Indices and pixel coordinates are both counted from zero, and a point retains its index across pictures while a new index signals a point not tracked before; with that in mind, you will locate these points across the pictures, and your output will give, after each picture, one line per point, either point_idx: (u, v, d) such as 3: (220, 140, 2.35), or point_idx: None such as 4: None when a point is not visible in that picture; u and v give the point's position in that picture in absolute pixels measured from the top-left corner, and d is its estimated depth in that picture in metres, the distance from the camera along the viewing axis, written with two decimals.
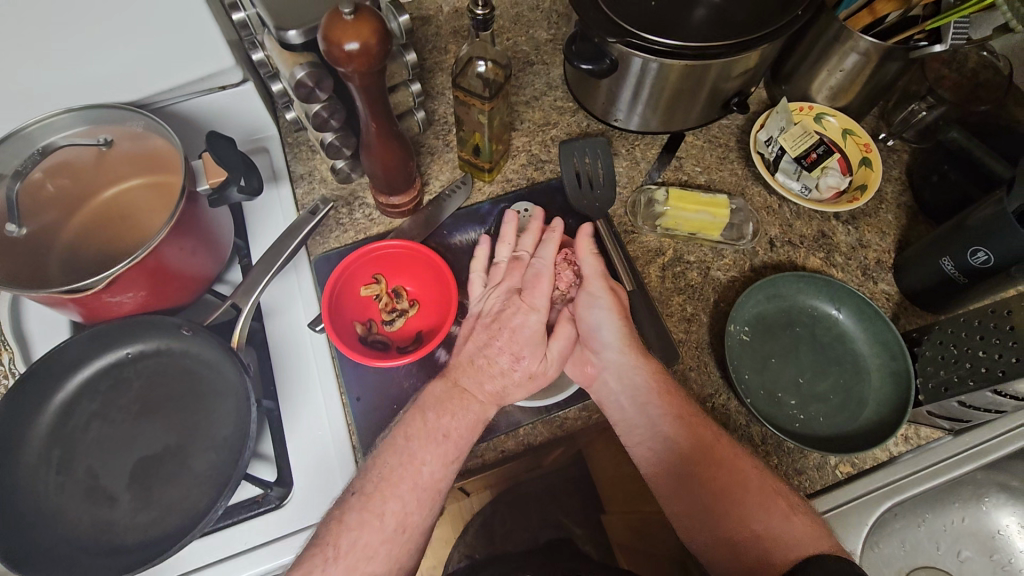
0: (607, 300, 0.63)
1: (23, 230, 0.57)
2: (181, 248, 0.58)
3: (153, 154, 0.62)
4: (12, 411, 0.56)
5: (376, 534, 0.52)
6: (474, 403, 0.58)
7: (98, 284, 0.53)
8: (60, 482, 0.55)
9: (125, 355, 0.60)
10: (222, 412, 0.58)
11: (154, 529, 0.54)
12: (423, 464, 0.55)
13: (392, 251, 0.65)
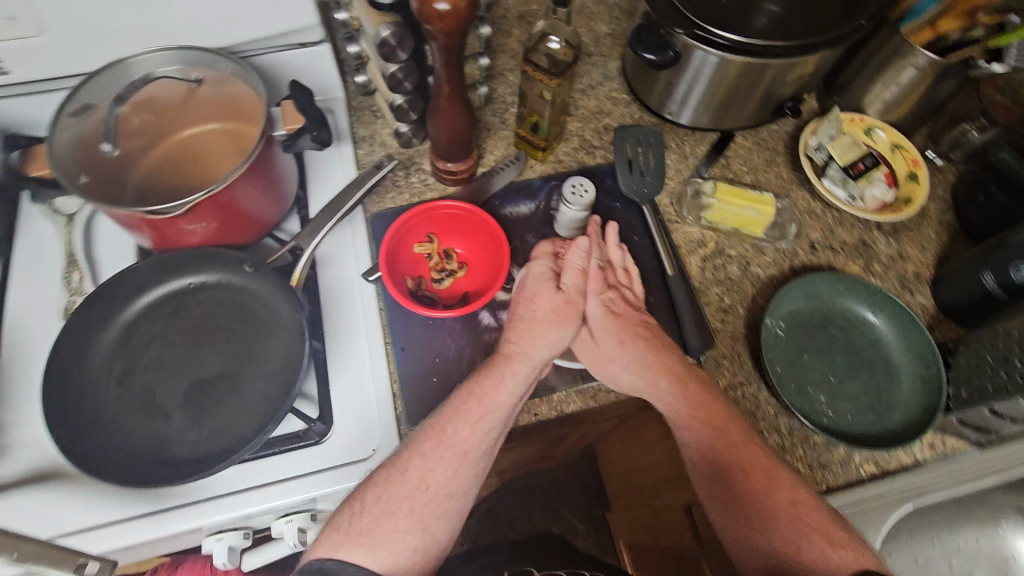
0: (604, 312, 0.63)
1: (114, 151, 0.61)
2: (253, 187, 0.62)
3: (235, 100, 0.65)
4: (82, 323, 0.59)
5: (398, 489, 0.53)
6: (502, 367, 0.57)
7: (174, 211, 0.57)
8: (119, 394, 0.58)
9: (188, 285, 0.63)
10: (273, 348, 0.61)
11: (205, 448, 0.57)
12: (452, 424, 0.55)
13: (451, 212, 0.67)
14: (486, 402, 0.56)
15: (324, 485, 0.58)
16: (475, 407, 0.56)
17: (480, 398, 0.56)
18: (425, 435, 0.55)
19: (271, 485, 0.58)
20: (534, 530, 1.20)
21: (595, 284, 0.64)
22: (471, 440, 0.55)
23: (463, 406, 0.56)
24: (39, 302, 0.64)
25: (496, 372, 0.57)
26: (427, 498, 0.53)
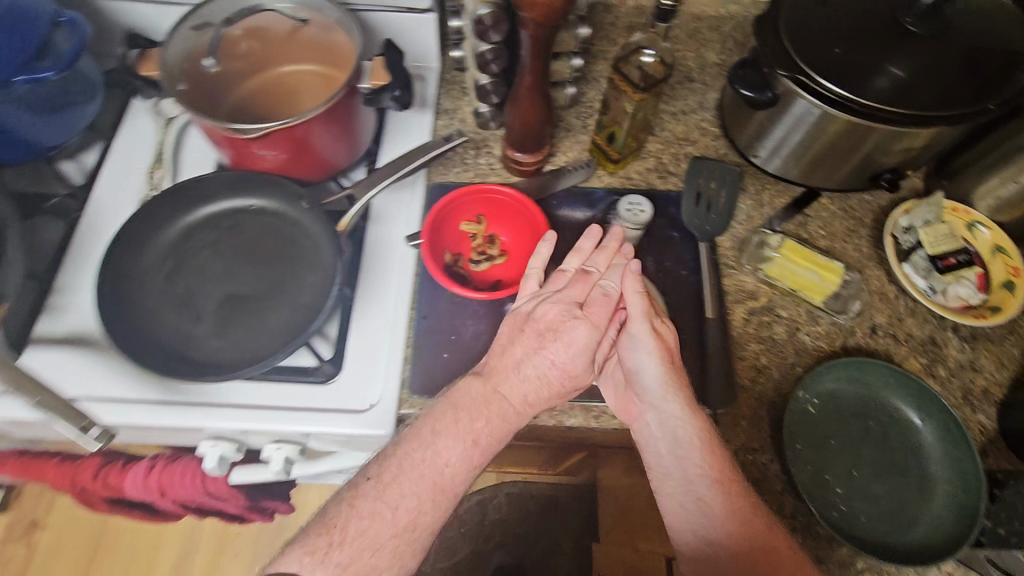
0: (648, 340, 0.58)
1: (214, 68, 0.66)
2: (327, 128, 0.64)
3: (332, 51, 0.69)
4: (153, 215, 0.64)
5: (383, 526, 0.51)
6: (506, 404, 0.55)
7: (256, 134, 0.59)
8: (160, 286, 0.62)
9: (249, 206, 0.67)
10: (305, 282, 0.63)
11: (216, 355, 0.59)
12: (446, 461, 0.52)
13: (502, 199, 0.67)
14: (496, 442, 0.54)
15: (316, 424, 0.59)
16: (474, 451, 0.53)
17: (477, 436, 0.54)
18: (412, 465, 0.52)
19: (270, 407, 0.60)
20: (518, 538, 1.19)
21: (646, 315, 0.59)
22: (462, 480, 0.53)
23: (464, 443, 0.53)
24: (126, 189, 0.70)
25: (500, 405, 0.55)
26: (411, 539, 0.51)
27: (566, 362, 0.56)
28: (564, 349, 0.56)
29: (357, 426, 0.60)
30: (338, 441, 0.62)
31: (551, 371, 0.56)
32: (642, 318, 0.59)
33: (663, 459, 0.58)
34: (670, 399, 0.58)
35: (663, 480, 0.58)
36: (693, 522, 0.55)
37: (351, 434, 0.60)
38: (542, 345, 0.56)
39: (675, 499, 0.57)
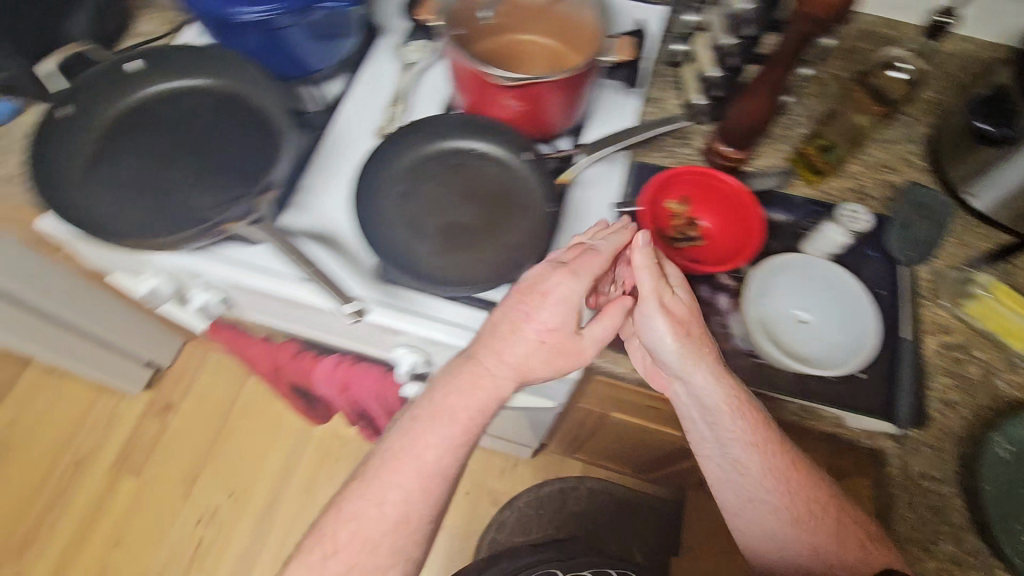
0: (660, 318, 0.58)
1: (485, 20, 0.74)
2: (564, 94, 0.70)
3: (570, 30, 0.75)
4: (399, 139, 0.71)
5: (377, 522, 0.58)
6: (484, 388, 0.59)
7: (523, 83, 0.67)
8: (396, 204, 0.69)
9: (472, 148, 0.72)
10: (517, 226, 0.69)
11: (437, 272, 0.66)
12: (429, 448, 0.59)
13: (723, 187, 0.68)
14: (474, 417, 0.60)
15: None
16: (459, 432, 0.59)
17: (465, 419, 0.59)
18: (408, 458, 0.59)
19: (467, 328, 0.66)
20: None
21: (657, 293, 0.58)
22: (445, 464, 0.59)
23: (435, 416, 0.59)
24: (364, 117, 0.79)
25: (476, 392, 0.59)
26: (404, 531, 0.58)
27: (543, 326, 0.58)
28: (547, 319, 0.58)
29: None
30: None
31: (538, 343, 0.59)
32: (655, 291, 0.58)
33: (697, 424, 0.62)
34: (694, 368, 0.59)
35: (702, 442, 0.63)
36: (740, 488, 0.61)
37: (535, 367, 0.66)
38: (494, 352, 0.59)
39: (717, 461, 0.62)
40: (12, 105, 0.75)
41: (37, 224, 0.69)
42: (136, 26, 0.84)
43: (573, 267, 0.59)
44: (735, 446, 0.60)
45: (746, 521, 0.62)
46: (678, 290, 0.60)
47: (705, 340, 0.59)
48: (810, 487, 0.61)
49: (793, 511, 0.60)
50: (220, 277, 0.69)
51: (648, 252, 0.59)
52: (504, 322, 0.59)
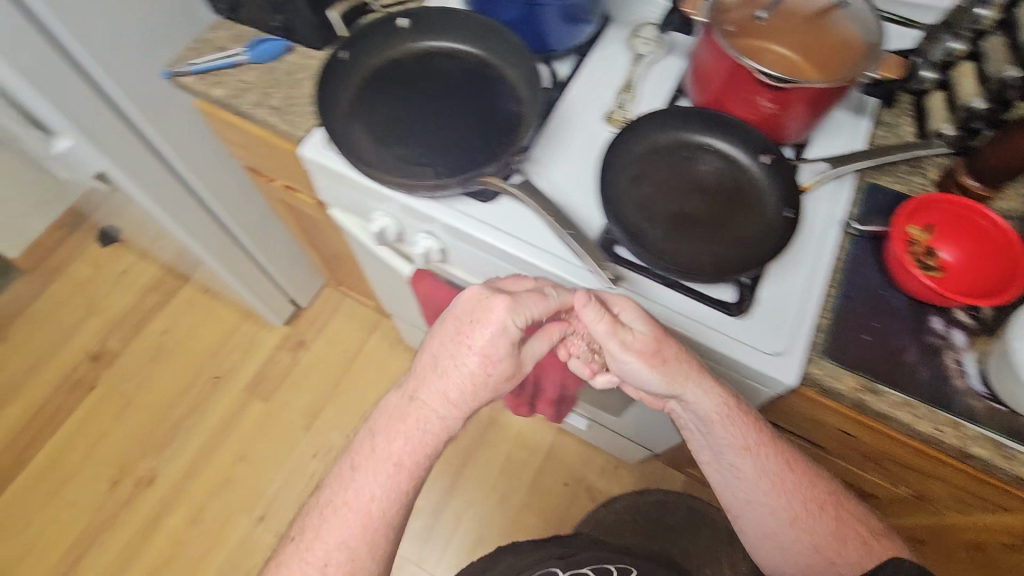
0: (636, 359, 0.63)
1: (761, 19, 0.74)
2: (822, 103, 0.69)
3: (827, 43, 0.73)
4: (639, 125, 0.73)
5: (341, 525, 0.64)
6: (424, 410, 0.66)
7: (791, 85, 0.67)
8: (629, 186, 0.71)
9: (708, 144, 0.73)
10: (746, 227, 0.69)
11: (665, 258, 0.68)
12: (371, 496, 0.65)
13: (985, 231, 0.66)
14: (422, 439, 0.66)
15: (725, 346, 0.66)
16: (405, 477, 0.66)
17: (411, 451, 0.66)
18: (382, 454, 0.66)
19: (684, 316, 0.68)
20: None
21: (615, 329, 0.63)
22: (387, 487, 0.65)
23: (385, 458, 0.66)
24: (592, 101, 0.82)
25: (404, 423, 0.66)
26: (376, 520, 0.65)
27: (486, 357, 0.64)
28: (484, 349, 0.64)
29: (759, 362, 0.65)
30: (719, 366, 0.70)
31: (480, 366, 0.64)
32: (611, 336, 0.63)
33: (691, 430, 0.72)
34: (684, 388, 0.65)
35: (700, 447, 0.73)
36: (736, 492, 0.72)
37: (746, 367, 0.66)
38: (436, 389, 0.66)
39: (716, 468, 0.73)
40: (285, 43, 0.83)
41: (301, 150, 0.76)
42: None
43: (481, 319, 0.64)
44: (736, 454, 0.70)
45: (750, 519, 0.72)
46: (637, 322, 0.64)
47: (683, 359, 0.65)
48: (807, 485, 0.71)
49: (790, 512, 0.70)
50: (454, 225, 0.74)
51: (598, 314, 0.62)
52: (437, 359, 0.66)
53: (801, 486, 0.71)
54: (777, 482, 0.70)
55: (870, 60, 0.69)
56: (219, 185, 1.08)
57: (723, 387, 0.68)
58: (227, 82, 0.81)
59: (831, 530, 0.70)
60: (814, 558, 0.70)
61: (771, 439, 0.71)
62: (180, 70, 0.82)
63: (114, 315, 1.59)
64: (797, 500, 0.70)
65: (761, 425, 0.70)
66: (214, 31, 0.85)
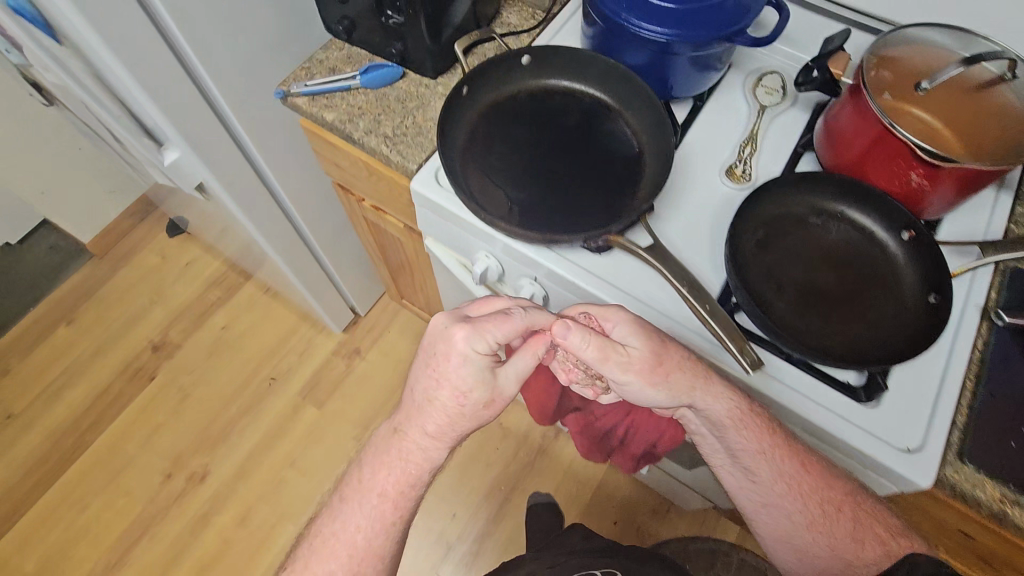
0: (632, 376, 0.61)
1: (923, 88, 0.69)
2: (982, 182, 0.64)
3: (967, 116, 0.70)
4: (770, 188, 0.70)
5: (333, 554, 0.69)
6: (408, 439, 0.68)
7: (947, 163, 0.62)
8: (755, 251, 0.68)
9: (840, 212, 0.69)
10: (883, 307, 0.64)
11: (794, 333, 0.63)
12: (358, 528, 0.70)
13: None
14: (403, 479, 0.69)
15: (854, 439, 0.62)
16: (389, 508, 0.70)
17: (402, 474, 0.69)
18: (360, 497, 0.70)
19: (809, 400, 0.64)
20: None
21: (602, 348, 0.60)
22: (370, 519, 0.69)
23: (367, 502, 0.70)
24: (710, 152, 0.78)
25: (396, 453, 0.69)
26: (363, 550, 0.69)
27: (457, 390, 0.64)
28: (456, 378, 0.64)
29: (892, 460, 0.61)
30: (838, 454, 0.65)
31: (452, 399, 0.65)
32: (606, 355, 0.60)
33: (703, 434, 0.71)
34: (694, 397, 0.63)
35: (713, 453, 0.72)
36: (750, 491, 0.71)
37: (875, 461, 0.62)
38: (416, 422, 0.67)
39: (732, 472, 0.72)
40: (399, 70, 0.80)
41: (414, 181, 0.74)
42: (503, 16, 0.88)
43: (445, 349, 0.63)
44: (749, 460, 0.67)
45: (765, 518, 0.72)
46: (628, 340, 0.61)
47: (688, 368, 0.63)
48: (822, 487, 0.67)
49: (807, 512, 0.69)
50: (563, 276, 0.71)
51: (578, 335, 0.59)
52: (421, 394, 0.66)
53: (813, 491, 0.68)
54: (790, 488, 0.68)
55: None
56: (306, 198, 1.07)
57: (739, 402, 0.65)
58: (339, 107, 0.80)
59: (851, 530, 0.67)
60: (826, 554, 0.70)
61: (787, 448, 0.67)
62: (293, 90, 0.80)
63: (178, 305, 1.61)
64: (813, 504, 0.68)
65: (781, 435, 0.66)
66: (327, 52, 0.84)
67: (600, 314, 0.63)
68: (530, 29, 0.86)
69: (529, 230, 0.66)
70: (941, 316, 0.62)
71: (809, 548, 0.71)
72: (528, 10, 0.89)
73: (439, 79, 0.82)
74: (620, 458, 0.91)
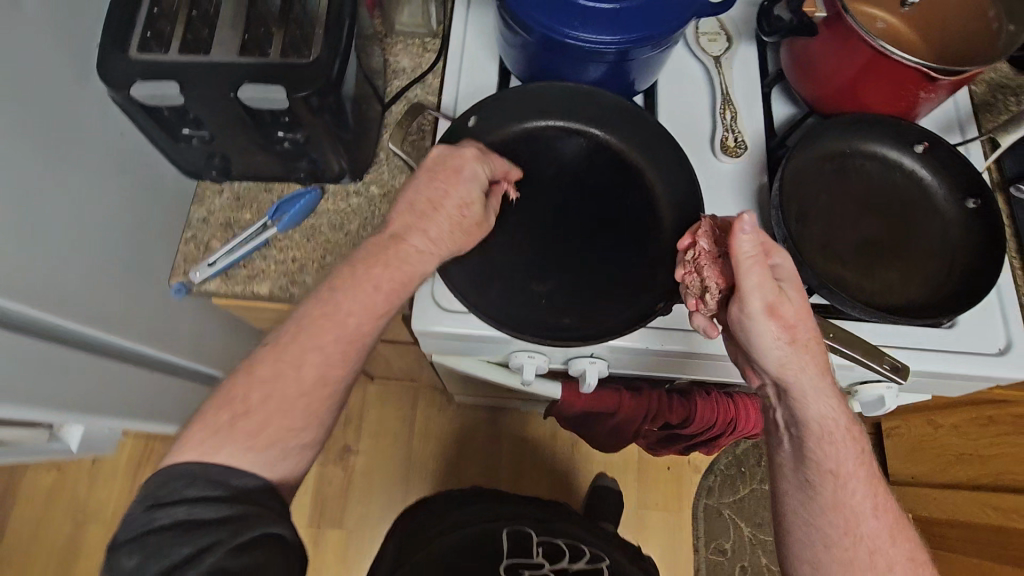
0: (766, 325, 0.50)
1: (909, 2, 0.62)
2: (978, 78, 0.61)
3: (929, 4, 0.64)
4: (794, 152, 0.64)
5: (290, 385, 0.52)
6: (408, 255, 0.54)
7: (951, 75, 0.58)
8: (801, 229, 0.63)
9: (853, 149, 0.66)
10: (929, 229, 0.64)
11: (878, 297, 0.61)
12: (349, 316, 0.53)
13: None
14: (401, 286, 0.54)
15: (959, 364, 0.62)
16: (386, 303, 0.54)
17: (393, 283, 0.54)
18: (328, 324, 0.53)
19: (899, 348, 0.62)
20: None
21: (764, 277, 0.49)
22: (367, 324, 0.54)
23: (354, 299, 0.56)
24: (693, 133, 0.70)
25: (399, 263, 0.54)
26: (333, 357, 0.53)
27: (465, 201, 0.56)
28: (464, 193, 0.55)
29: (992, 368, 0.62)
30: (935, 380, 0.64)
31: (455, 214, 0.56)
32: (764, 288, 0.49)
33: (779, 428, 0.58)
34: (797, 378, 0.53)
35: (775, 443, 0.59)
36: (798, 506, 0.56)
37: (978, 376, 0.63)
38: (420, 231, 0.55)
39: (789, 477, 0.57)
40: (316, 192, 0.62)
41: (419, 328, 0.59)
42: (392, 61, 0.71)
43: (444, 163, 0.56)
44: (817, 472, 0.55)
45: (798, 546, 0.56)
46: (790, 291, 0.51)
47: (818, 348, 0.52)
48: (884, 539, 0.54)
49: (849, 551, 0.54)
50: (631, 346, 0.61)
51: (754, 248, 0.48)
52: (421, 199, 0.55)
53: (879, 540, 0.54)
54: (848, 526, 0.55)
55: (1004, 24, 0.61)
56: (244, 353, 0.85)
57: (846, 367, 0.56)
58: (269, 271, 0.61)
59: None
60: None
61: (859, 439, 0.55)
62: (198, 277, 0.60)
63: (112, 513, 1.29)
64: (863, 549, 0.54)
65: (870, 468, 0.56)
66: (205, 205, 0.63)
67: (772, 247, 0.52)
68: (432, 67, 0.69)
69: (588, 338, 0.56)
70: (990, 219, 0.62)
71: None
72: (415, 42, 0.72)
73: (366, 177, 0.65)
74: (697, 447, 0.86)
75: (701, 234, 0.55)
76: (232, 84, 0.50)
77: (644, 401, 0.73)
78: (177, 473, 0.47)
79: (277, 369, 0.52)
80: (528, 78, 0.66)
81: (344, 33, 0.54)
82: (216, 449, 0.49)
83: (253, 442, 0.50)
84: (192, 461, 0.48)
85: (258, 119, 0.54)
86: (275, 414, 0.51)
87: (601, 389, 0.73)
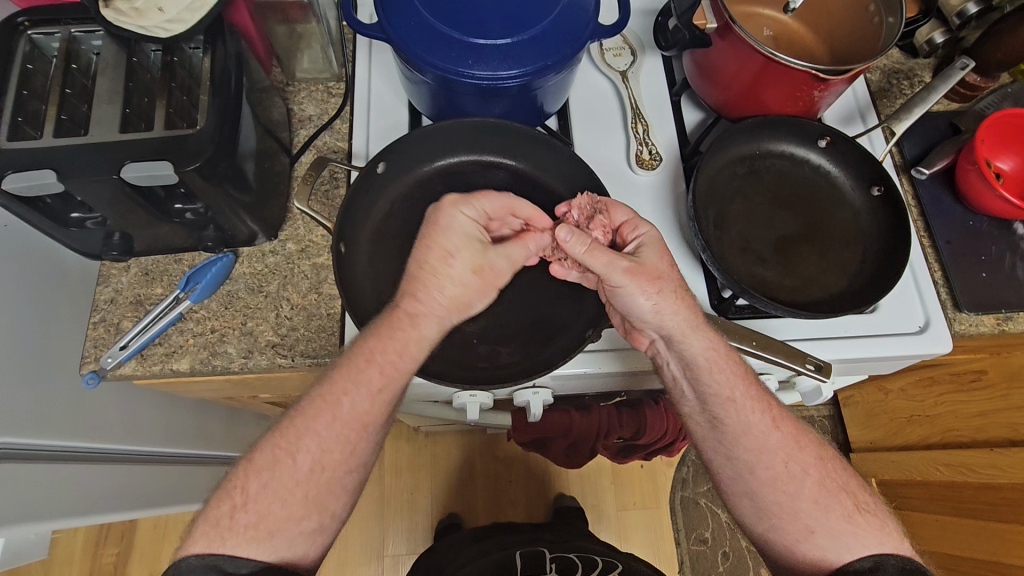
0: (631, 284, 0.53)
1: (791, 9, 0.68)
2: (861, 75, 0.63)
3: (811, 4, 0.67)
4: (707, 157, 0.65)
5: (288, 474, 0.48)
6: (404, 321, 0.53)
7: (835, 75, 0.59)
8: (720, 237, 0.64)
9: (758, 151, 0.68)
10: (837, 219, 0.67)
11: (800, 294, 0.63)
12: (344, 395, 0.50)
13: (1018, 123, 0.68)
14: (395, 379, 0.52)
15: (885, 348, 0.63)
16: (378, 379, 0.51)
17: (388, 361, 0.51)
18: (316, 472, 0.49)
19: (826, 338, 0.63)
20: None
21: (604, 259, 0.53)
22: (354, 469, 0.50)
23: (345, 431, 0.50)
24: (610, 149, 0.71)
25: (397, 330, 0.52)
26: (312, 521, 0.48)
27: (446, 252, 0.53)
28: (447, 245, 0.54)
29: (915, 345, 0.64)
30: (865, 364, 0.66)
31: (444, 266, 0.53)
32: (615, 264, 0.53)
33: (677, 379, 0.58)
34: (674, 322, 0.55)
35: (680, 397, 0.59)
36: (718, 446, 0.57)
37: (904, 355, 0.65)
38: (411, 294, 0.53)
39: (697, 419, 0.58)
40: (230, 256, 0.60)
41: None
42: (297, 110, 0.69)
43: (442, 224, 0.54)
44: (719, 405, 0.56)
45: (743, 501, 0.56)
46: (643, 249, 0.56)
47: (681, 290, 0.56)
48: (793, 447, 0.56)
49: (770, 469, 0.55)
50: (569, 373, 0.61)
51: (579, 242, 0.53)
52: (418, 260, 0.54)
53: (791, 448, 0.55)
54: (760, 445, 0.55)
55: (887, 14, 0.62)
56: (191, 427, 0.81)
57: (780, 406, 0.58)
58: (187, 346, 0.58)
59: (812, 515, 0.53)
60: (792, 529, 0.53)
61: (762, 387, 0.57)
62: (110, 363, 0.57)
63: None
64: (779, 461, 0.55)
65: (758, 383, 0.57)
66: (112, 284, 0.60)
67: (629, 225, 0.58)
68: (339, 112, 0.68)
69: (519, 380, 0.55)
70: (894, 205, 0.65)
71: (778, 534, 0.54)
72: (318, 87, 0.70)
73: (281, 235, 0.63)
74: (660, 452, 0.86)
75: (576, 206, 0.59)
76: (115, 164, 0.48)
77: (596, 417, 0.74)
78: (190, 568, 0.43)
79: (271, 472, 0.48)
80: (437, 114, 0.65)
81: (233, 97, 0.52)
82: (223, 535, 0.46)
83: (251, 533, 0.46)
84: (204, 558, 0.44)
85: (151, 195, 0.51)
86: (264, 501, 0.47)
87: (553, 410, 0.73)
